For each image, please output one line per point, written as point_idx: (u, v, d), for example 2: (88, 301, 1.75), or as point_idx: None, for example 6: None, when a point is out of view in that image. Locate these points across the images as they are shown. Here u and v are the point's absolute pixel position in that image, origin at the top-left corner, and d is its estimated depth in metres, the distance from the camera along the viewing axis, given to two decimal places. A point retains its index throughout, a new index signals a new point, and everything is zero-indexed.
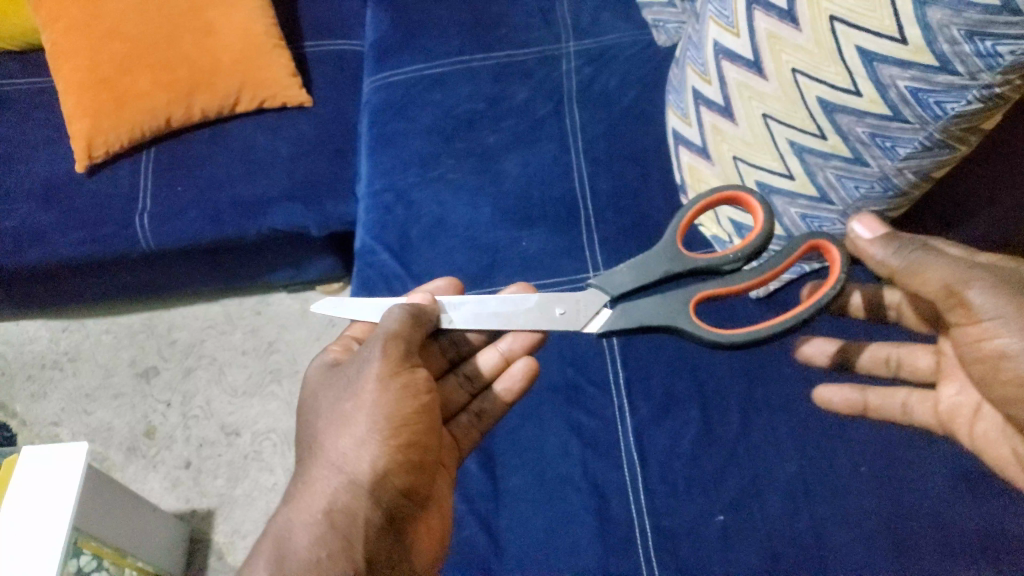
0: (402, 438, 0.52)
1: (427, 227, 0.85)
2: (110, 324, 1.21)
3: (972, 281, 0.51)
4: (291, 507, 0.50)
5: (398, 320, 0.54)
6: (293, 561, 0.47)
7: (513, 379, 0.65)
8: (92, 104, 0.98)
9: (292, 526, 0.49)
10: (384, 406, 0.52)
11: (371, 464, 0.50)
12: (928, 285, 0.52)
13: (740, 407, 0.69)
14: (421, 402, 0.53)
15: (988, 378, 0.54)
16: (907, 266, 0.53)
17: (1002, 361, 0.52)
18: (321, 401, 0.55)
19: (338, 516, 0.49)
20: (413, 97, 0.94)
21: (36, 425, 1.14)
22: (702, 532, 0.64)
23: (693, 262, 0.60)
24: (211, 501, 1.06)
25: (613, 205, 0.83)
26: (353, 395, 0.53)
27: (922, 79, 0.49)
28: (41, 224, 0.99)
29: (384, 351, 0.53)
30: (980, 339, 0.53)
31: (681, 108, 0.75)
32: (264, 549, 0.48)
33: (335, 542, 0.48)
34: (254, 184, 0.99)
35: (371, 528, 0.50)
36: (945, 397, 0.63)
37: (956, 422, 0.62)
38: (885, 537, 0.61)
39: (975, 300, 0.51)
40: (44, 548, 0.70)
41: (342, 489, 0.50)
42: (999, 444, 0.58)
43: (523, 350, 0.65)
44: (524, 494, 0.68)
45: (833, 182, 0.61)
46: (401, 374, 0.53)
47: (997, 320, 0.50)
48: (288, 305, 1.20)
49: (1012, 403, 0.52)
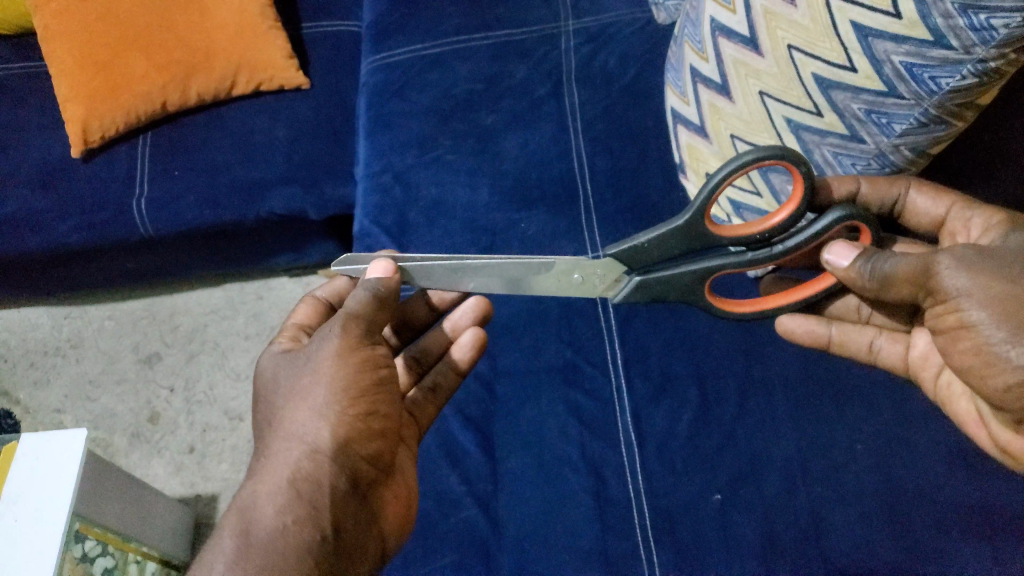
0: (362, 407, 0.50)
1: (424, 210, 0.84)
2: (112, 310, 1.21)
3: (937, 261, 0.49)
4: (254, 479, 0.48)
5: (361, 301, 0.53)
6: (260, 530, 0.45)
7: (462, 349, 0.65)
8: (85, 88, 0.97)
9: (256, 496, 0.47)
10: (341, 378, 0.50)
11: (332, 432, 0.49)
12: (902, 288, 0.52)
13: (738, 387, 0.69)
14: (380, 375, 0.52)
15: (947, 348, 0.51)
16: (880, 283, 0.53)
17: (962, 332, 0.49)
18: (280, 380, 0.54)
19: (302, 483, 0.47)
20: (411, 79, 0.94)
21: (40, 412, 1.14)
22: (700, 512, 0.64)
23: (715, 238, 0.58)
24: (215, 486, 1.07)
25: (612, 185, 0.83)
26: (310, 370, 0.51)
27: (917, 54, 0.49)
28: (38, 211, 0.99)
29: (343, 328, 0.52)
30: (943, 313, 0.50)
31: (679, 86, 0.74)
32: (227, 522, 0.46)
33: (301, 509, 0.46)
34: (251, 168, 0.99)
35: (337, 494, 0.48)
36: (916, 346, 0.61)
37: (922, 372, 0.60)
38: (884, 516, 0.61)
39: (945, 284, 0.49)
40: (46, 533, 0.71)
41: (304, 459, 0.48)
42: (960, 403, 0.56)
43: (472, 322, 0.67)
44: (523, 476, 0.68)
45: (830, 159, 0.62)
46: (360, 349, 0.52)
47: (962, 298, 0.48)
48: (290, 289, 1.20)
49: (971, 372, 0.50)
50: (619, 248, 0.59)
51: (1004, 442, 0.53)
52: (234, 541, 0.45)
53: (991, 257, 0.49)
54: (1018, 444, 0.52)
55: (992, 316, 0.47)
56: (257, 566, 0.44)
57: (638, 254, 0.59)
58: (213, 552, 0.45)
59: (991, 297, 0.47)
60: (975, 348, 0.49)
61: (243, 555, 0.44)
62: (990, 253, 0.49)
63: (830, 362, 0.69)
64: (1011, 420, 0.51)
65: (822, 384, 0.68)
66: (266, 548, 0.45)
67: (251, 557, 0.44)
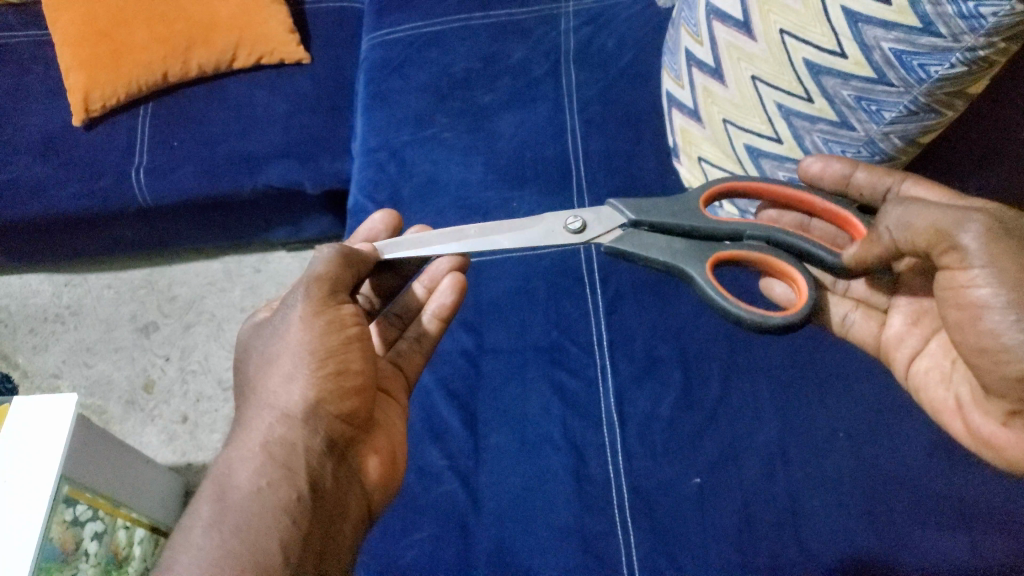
0: (331, 368, 0.51)
1: (419, 186, 0.85)
2: (112, 279, 1.23)
3: (964, 218, 0.45)
4: (231, 447, 0.50)
5: (325, 262, 0.53)
6: (236, 493, 0.47)
7: (443, 296, 0.65)
8: (88, 56, 0.98)
9: (231, 462, 0.49)
10: (309, 340, 0.51)
11: (302, 396, 0.50)
12: (920, 239, 0.48)
13: (721, 371, 0.69)
14: (350, 334, 0.52)
15: (962, 324, 0.47)
16: (900, 227, 0.49)
17: (982, 311, 0.45)
18: (251, 348, 0.55)
19: (275, 446, 0.49)
20: (411, 56, 0.94)
21: (38, 376, 1.15)
22: (677, 493, 0.64)
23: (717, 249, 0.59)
24: (207, 455, 1.07)
25: (605, 167, 0.82)
26: (279, 337, 0.52)
27: (905, 41, 0.48)
28: (38, 177, 0.99)
29: (306, 293, 0.52)
30: (962, 284, 0.46)
31: (675, 69, 0.73)
32: (206, 489, 0.48)
33: (275, 471, 0.48)
34: (250, 140, 0.99)
35: (312, 455, 0.49)
36: (887, 327, 0.61)
37: (896, 353, 0.60)
38: (861, 503, 0.62)
39: (966, 244, 0.45)
40: (35, 494, 0.72)
41: (277, 423, 0.50)
42: (937, 390, 0.55)
43: (448, 270, 0.65)
44: (505, 453, 0.69)
45: (819, 145, 0.61)
46: (327, 311, 0.52)
47: (984, 270, 0.44)
48: (288, 263, 1.22)
49: (986, 352, 0.45)
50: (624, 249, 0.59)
51: (986, 433, 0.49)
52: (210, 506, 0.46)
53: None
54: (1004, 436, 0.48)
55: (1017, 300, 0.43)
56: (234, 526, 0.45)
57: (635, 242, 0.60)
58: (191, 516, 0.47)
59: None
60: (992, 331, 0.45)
61: (219, 517, 0.46)
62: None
63: (814, 348, 0.69)
64: (1005, 409, 0.47)
65: (804, 370, 0.68)
66: (241, 508, 0.46)
67: (226, 519, 0.45)
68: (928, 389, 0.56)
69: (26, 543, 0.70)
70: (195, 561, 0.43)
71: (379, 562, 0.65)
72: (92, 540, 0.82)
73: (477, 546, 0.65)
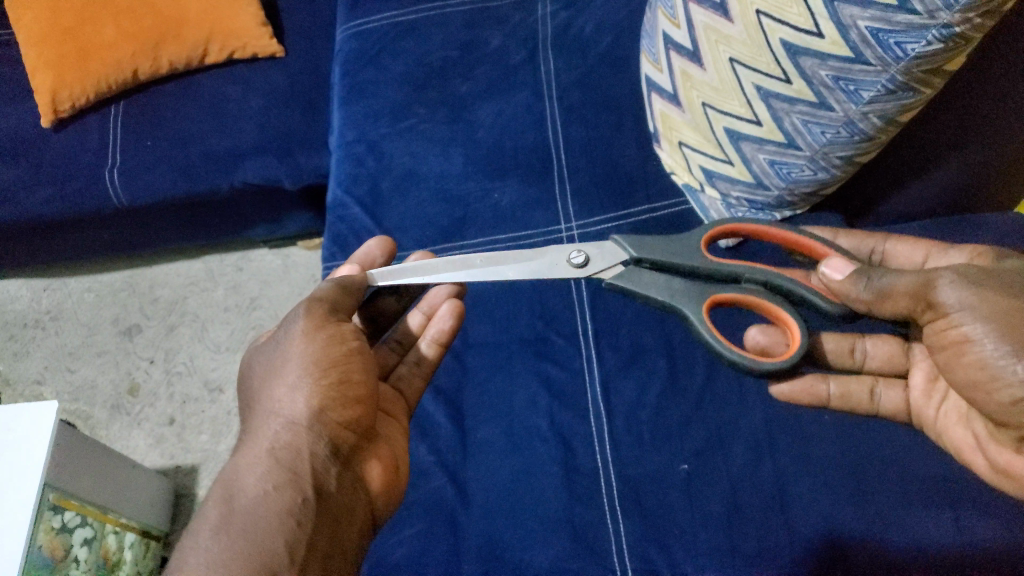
0: (333, 378, 0.51)
1: (398, 179, 0.84)
2: (92, 282, 1.22)
3: (938, 276, 0.50)
4: (236, 455, 0.49)
5: (325, 290, 0.55)
6: (242, 497, 0.46)
7: (442, 321, 0.64)
8: (55, 56, 0.97)
9: (236, 468, 0.48)
10: (312, 352, 0.51)
11: (306, 403, 0.49)
12: (900, 302, 0.51)
13: (707, 358, 0.69)
14: (351, 347, 0.53)
15: (949, 365, 0.51)
16: (876, 295, 0.52)
17: (966, 346, 0.49)
18: (253, 363, 0.55)
19: (281, 452, 0.48)
20: (386, 47, 0.93)
21: (20, 384, 1.14)
22: (666, 479, 0.64)
23: (718, 290, 0.60)
24: (195, 456, 1.06)
25: (586, 153, 0.81)
26: (282, 351, 0.52)
27: (882, 19, 0.48)
28: (9, 182, 0.98)
29: (309, 310, 0.53)
30: (944, 328, 0.50)
31: (653, 53, 0.73)
32: (212, 495, 0.47)
33: (281, 475, 0.47)
34: (226, 137, 0.97)
35: (318, 460, 0.48)
36: (914, 387, 0.63)
37: (925, 409, 0.62)
38: (848, 480, 0.61)
39: (944, 297, 0.49)
40: (18, 505, 0.71)
41: (282, 430, 0.49)
42: (956, 430, 0.59)
43: (448, 296, 0.65)
44: (493, 447, 0.69)
45: (799, 127, 0.59)
46: (326, 326, 0.53)
47: (961, 313, 0.48)
48: (270, 261, 1.21)
49: (976, 386, 0.49)
50: (623, 285, 0.60)
51: (1003, 464, 0.54)
52: (217, 509, 0.45)
53: (996, 277, 0.49)
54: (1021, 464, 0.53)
55: (993, 331, 0.47)
56: (241, 528, 0.44)
57: (635, 280, 0.60)
58: (197, 520, 0.45)
59: (995, 311, 0.47)
60: (979, 362, 0.48)
61: (226, 520, 0.45)
62: (994, 275, 0.49)
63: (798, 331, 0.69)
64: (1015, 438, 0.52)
65: None
66: (249, 512, 0.45)
67: (233, 522, 0.44)
68: (953, 429, 0.59)
69: (8, 557, 0.69)
70: (204, 564, 0.42)
71: (370, 561, 0.65)
72: (80, 546, 0.80)
73: (466, 541, 0.64)
